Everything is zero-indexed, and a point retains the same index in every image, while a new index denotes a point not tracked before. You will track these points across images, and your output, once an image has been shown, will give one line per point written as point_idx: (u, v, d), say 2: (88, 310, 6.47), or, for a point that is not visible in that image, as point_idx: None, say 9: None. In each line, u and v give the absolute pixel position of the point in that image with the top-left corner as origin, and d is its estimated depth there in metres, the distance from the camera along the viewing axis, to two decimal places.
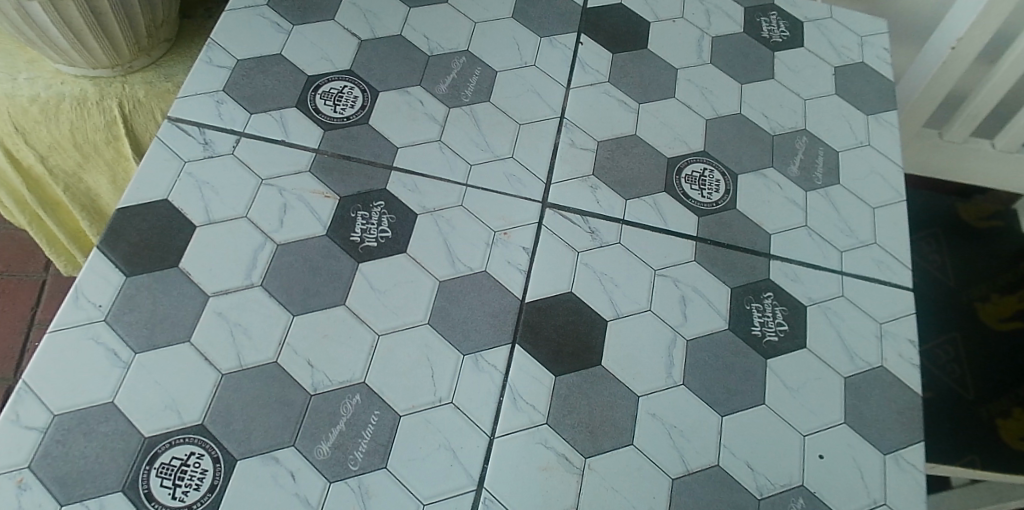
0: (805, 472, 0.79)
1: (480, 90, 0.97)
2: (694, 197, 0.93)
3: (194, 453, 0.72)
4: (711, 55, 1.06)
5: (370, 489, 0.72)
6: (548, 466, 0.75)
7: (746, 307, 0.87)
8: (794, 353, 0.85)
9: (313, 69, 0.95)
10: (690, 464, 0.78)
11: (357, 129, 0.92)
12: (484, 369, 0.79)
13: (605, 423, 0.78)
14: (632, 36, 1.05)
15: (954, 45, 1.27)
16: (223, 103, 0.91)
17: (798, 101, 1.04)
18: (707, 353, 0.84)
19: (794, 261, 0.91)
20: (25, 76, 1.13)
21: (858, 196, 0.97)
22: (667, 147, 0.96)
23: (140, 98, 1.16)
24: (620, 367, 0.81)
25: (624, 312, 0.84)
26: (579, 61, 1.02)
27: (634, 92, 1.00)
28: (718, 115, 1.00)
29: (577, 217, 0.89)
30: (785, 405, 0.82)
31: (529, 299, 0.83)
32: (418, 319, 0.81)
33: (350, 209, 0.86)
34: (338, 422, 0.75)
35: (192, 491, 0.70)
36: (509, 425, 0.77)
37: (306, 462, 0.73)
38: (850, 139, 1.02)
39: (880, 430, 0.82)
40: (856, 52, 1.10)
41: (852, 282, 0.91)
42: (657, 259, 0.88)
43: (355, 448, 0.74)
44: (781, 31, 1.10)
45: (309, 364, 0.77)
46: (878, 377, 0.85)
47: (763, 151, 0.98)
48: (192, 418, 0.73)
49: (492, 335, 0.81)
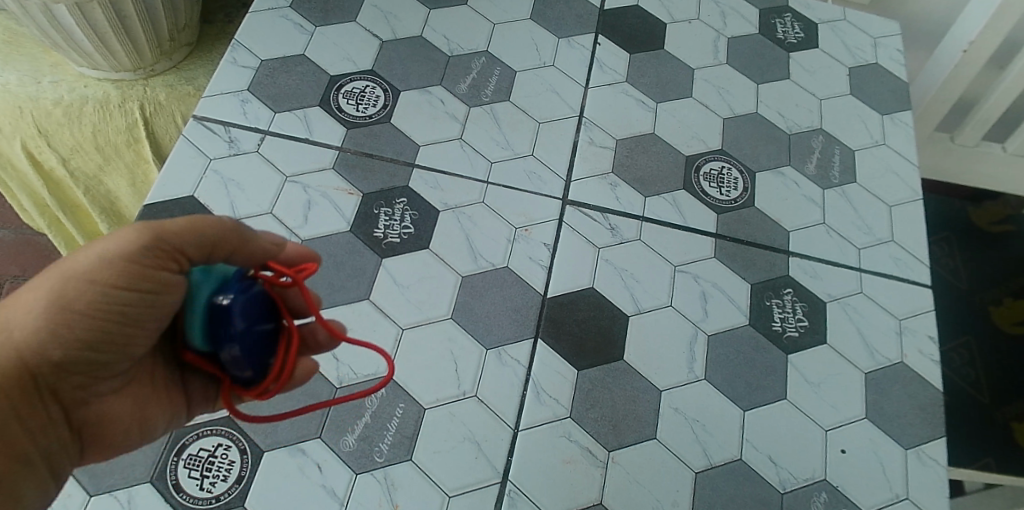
0: (827, 466, 0.79)
1: (499, 89, 0.98)
2: (713, 195, 0.94)
3: (222, 444, 0.73)
4: (727, 55, 1.07)
5: (396, 481, 0.73)
6: (571, 459, 0.76)
7: (767, 303, 0.87)
8: (815, 348, 0.85)
9: (335, 69, 0.97)
10: (713, 458, 0.78)
11: (380, 127, 0.93)
12: (507, 363, 0.80)
13: (628, 416, 0.79)
14: (649, 38, 1.06)
15: (965, 48, 1.28)
16: (247, 102, 0.93)
17: (814, 101, 1.04)
18: (728, 348, 0.84)
19: (814, 257, 0.91)
20: (49, 80, 1.14)
21: (875, 194, 0.98)
22: (685, 146, 0.97)
23: (162, 101, 1.17)
24: (642, 362, 0.82)
25: (645, 307, 0.85)
26: (597, 61, 1.03)
27: (651, 91, 1.01)
28: (735, 114, 1.01)
29: (598, 214, 0.90)
30: (806, 400, 0.82)
31: (551, 295, 0.84)
32: (442, 314, 0.81)
33: (373, 206, 0.87)
34: (363, 414, 0.75)
35: (220, 482, 0.71)
36: (533, 419, 0.77)
37: (332, 454, 0.73)
38: (866, 138, 1.02)
39: (902, 425, 0.82)
40: (870, 53, 1.11)
41: (871, 279, 0.91)
42: (677, 256, 0.89)
43: (381, 440, 0.74)
44: (795, 32, 1.11)
45: (335, 357, 0.78)
46: (899, 373, 0.85)
47: (780, 150, 0.99)
48: (219, 410, 0.74)
49: (515, 329, 0.82)
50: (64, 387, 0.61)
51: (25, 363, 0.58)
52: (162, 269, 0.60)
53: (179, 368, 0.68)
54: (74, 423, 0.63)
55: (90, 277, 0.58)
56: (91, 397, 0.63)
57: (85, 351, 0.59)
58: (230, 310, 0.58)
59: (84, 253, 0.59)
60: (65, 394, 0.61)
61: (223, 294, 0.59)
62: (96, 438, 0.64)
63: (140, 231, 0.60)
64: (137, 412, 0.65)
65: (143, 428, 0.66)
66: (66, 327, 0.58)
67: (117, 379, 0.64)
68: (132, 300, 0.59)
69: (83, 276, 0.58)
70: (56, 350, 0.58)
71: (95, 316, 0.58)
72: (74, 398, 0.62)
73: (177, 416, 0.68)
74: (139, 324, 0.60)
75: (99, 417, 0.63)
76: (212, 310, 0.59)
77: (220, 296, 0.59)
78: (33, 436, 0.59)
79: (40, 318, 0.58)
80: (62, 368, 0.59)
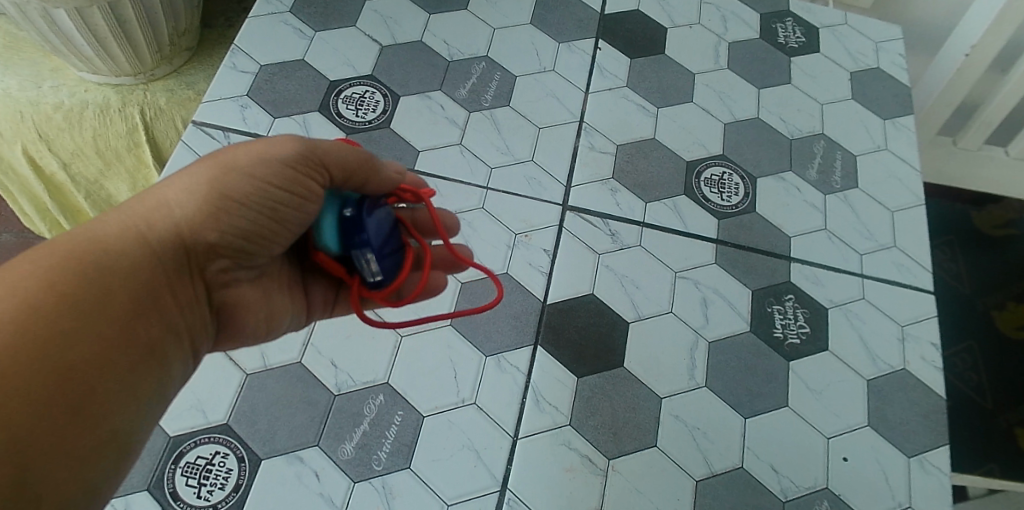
0: (829, 474, 0.79)
1: (499, 94, 0.98)
2: (714, 200, 0.93)
3: (219, 452, 0.72)
4: (728, 60, 1.06)
5: (394, 489, 0.72)
6: (571, 467, 0.75)
7: (768, 309, 0.87)
8: (817, 355, 0.85)
9: (334, 74, 0.96)
10: (714, 466, 0.77)
11: (379, 132, 0.92)
12: (507, 370, 0.79)
13: (629, 424, 0.78)
14: (649, 42, 1.06)
15: (968, 52, 1.27)
16: (247, 107, 0.92)
17: (815, 106, 1.04)
18: (729, 355, 0.83)
19: (815, 263, 0.91)
20: (50, 85, 1.14)
21: (877, 199, 0.97)
22: (686, 151, 0.97)
23: (162, 106, 1.17)
24: (642, 369, 0.81)
25: (645, 313, 0.84)
26: (598, 66, 1.02)
27: (652, 96, 1.01)
28: (736, 119, 1.00)
29: (598, 220, 0.90)
30: (808, 407, 0.82)
31: (551, 301, 0.84)
32: (441, 320, 0.81)
33: None
34: (362, 422, 0.75)
35: (217, 490, 0.71)
36: (533, 426, 0.76)
37: (330, 462, 0.73)
38: (868, 143, 1.02)
39: (905, 432, 0.82)
40: (872, 57, 1.11)
41: (873, 285, 0.90)
42: (678, 262, 0.88)
43: (379, 448, 0.74)
44: (797, 36, 1.11)
45: (333, 364, 0.77)
46: (901, 380, 0.85)
47: (781, 155, 0.98)
48: (217, 418, 0.74)
49: (515, 336, 0.81)
50: (210, 271, 0.65)
51: (183, 242, 0.62)
52: (309, 177, 0.65)
53: (302, 270, 0.75)
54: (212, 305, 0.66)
55: (251, 172, 0.63)
56: (232, 282, 0.67)
57: (238, 239, 0.64)
58: (361, 223, 0.66)
59: (243, 150, 0.63)
60: (208, 275, 0.65)
61: (346, 207, 0.67)
62: (230, 321, 0.69)
63: (298, 141, 0.65)
64: (268, 301, 0.70)
65: (269, 322, 0.71)
66: (226, 212, 0.62)
67: (252, 269, 0.68)
68: (291, 193, 0.64)
69: (246, 170, 0.62)
70: (216, 232, 0.62)
71: (249, 207, 0.62)
72: (216, 281, 0.66)
73: (300, 312, 0.74)
74: (293, 220, 0.65)
75: (234, 304, 0.68)
76: (343, 223, 0.67)
77: (345, 209, 0.67)
78: (185, 310, 0.63)
79: (202, 201, 0.62)
80: (213, 249, 0.63)
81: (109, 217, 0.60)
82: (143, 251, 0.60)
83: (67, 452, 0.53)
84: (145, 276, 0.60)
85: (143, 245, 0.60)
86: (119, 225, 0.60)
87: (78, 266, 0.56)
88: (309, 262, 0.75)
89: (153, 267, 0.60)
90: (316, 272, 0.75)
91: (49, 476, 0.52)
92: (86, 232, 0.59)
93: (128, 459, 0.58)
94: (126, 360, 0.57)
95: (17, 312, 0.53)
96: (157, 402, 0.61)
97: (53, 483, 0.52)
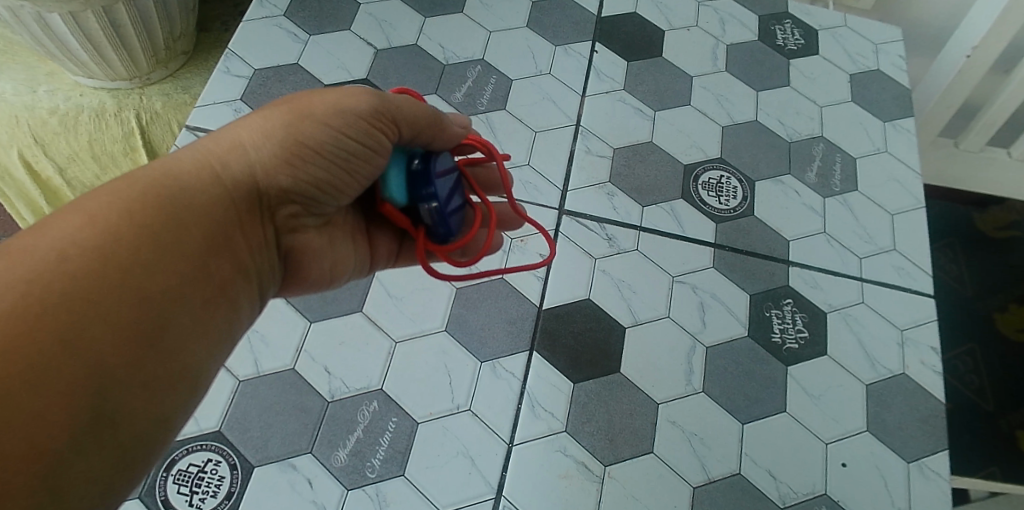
0: (828, 480, 0.78)
1: (495, 98, 0.97)
2: (712, 204, 0.93)
3: (211, 460, 0.72)
4: (726, 62, 1.06)
5: (388, 496, 0.72)
6: (567, 474, 0.74)
7: (767, 313, 0.86)
8: (815, 360, 0.84)
9: (329, 78, 0.96)
10: (712, 472, 0.77)
11: None
12: (502, 376, 0.78)
13: (625, 430, 0.77)
14: (646, 45, 1.05)
15: (969, 53, 1.26)
16: (241, 111, 0.92)
17: (814, 108, 1.03)
18: (726, 360, 0.83)
19: (813, 267, 0.90)
20: (45, 90, 1.13)
21: (876, 202, 0.96)
22: (684, 154, 0.96)
23: (158, 111, 1.17)
24: (639, 374, 0.80)
25: (642, 318, 0.84)
26: (595, 69, 1.02)
27: (649, 99, 1.00)
28: (734, 122, 1.00)
29: (594, 224, 0.89)
30: (807, 413, 0.81)
31: (546, 307, 0.83)
32: (435, 326, 0.81)
33: None
34: (355, 429, 0.74)
35: (209, 498, 0.70)
36: (529, 432, 0.76)
37: (323, 470, 0.72)
38: (867, 146, 1.01)
39: (905, 437, 0.81)
40: (871, 59, 1.10)
41: (873, 289, 0.89)
42: (675, 266, 0.87)
43: (373, 455, 0.73)
44: (795, 38, 1.10)
45: (327, 371, 0.77)
46: (901, 385, 0.84)
47: (779, 158, 0.98)
48: (209, 425, 0.73)
49: (510, 342, 0.80)
50: (280, 216, 0.63)
51: (257, 184, 0.60)
52: (383, 131, 0.63)
53: (367, 224, 0.74)
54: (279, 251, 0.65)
55: (328, 121, 0.61)
56: (300, 229, 0.65)
57: (311, 187, 0.62)
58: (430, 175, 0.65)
59: (322, 97, 0.62)
60: (280, 220, 0.63)
61: (415, 160, 0.66)
62: (294, 267, 0.68)
63: (376, 96, 0.63)
64: (334, 250, 0.69)
65: (334, 272, 0.70)
66: (302, 159, 0.61)
67: (321, 218, 0.67)
68: (364, 144, 0.62)
69: (322, 119, 0.61)
70: (290, 177, 0.61)
71: (325, 156, 0.61)
72: (288, 227, 0.64)
73: (363, 264, 0.73)
74: (366, 172, 0.63)
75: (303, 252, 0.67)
76: (411, 173, 0.66)
77: (413, 162, 0.66)
78: (255, 253, 0.61)
79: (278, 146, 0.60)
80: (287, 196, 0.62)
81: (182, 152, 0.58)
82: (216, 190, 0.58)
83: (143, 383, 0.51)
84: (220, 216, 0.58)
85: (217, 185, 0.58)
86: (194, 161, 0.58)
87: (155, 198, 0.54)
88: (372, 213, 0.74)
89: (226, 206, 0.58)
90: (380, 224, 0.74)
91: (129, 406, 0.50)
92: (160, 168, 0.56)
93: (200, 396, 0.56)
94: (203, 296, 0.56)
95: (96, 239, 0.51)
96: (229, 342, 0.58)
97: (131, 415, 0.50)
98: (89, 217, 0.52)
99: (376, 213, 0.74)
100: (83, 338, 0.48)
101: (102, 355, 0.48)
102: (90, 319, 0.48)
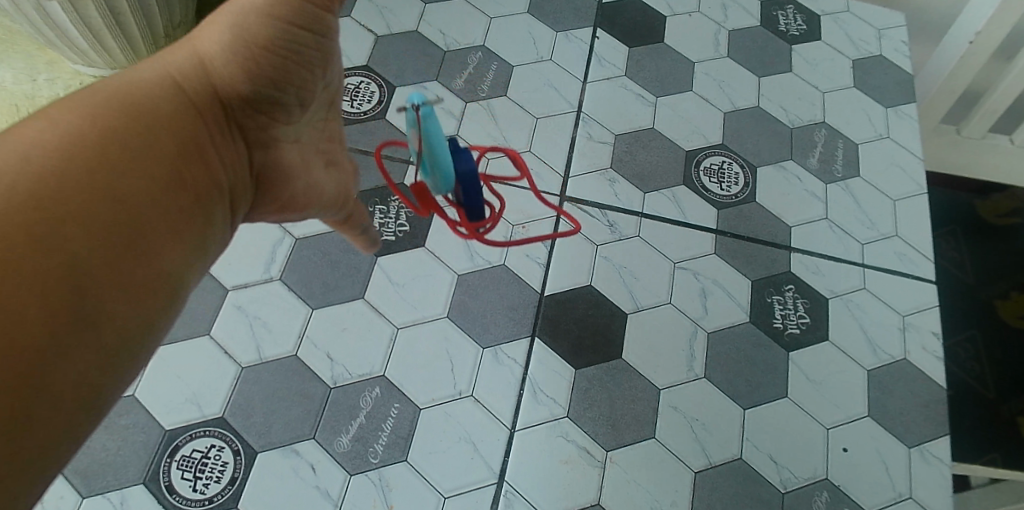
0: (829, 465, 0.78)
1: (496, 84, 0.97)
2: (713, 190, 0.93)
3: (215, 446, 0.72)
4: (728, 48, 1.05)
5: (391, 482, 0.72)
6: (569, 459, 0.75)
7: (768, 299, 0.86)
8: (817, 346, 0.84)
9: None
10: (714, 457, 0.77)
11: (375, 123, 0.92)
12: (504, 362, 0.79)
13: (627, 416, 0.78)
14: (647, 31, 1.05)
15: (972, 39, 1.25)
16: None
17: (816, 94, 1.03)
18: (728, 346, 0.83)
19: (815, 253, 0.90)
20: (44, 77, 1.14)
21: (878, 188, 0.96)
22: (685, 141, 0.96)
23: None
24: (640, 360, 0.80)
25: (643, 304, 0.84)
26: (596, 56, 1.01)
27: (650, 85, 1.00)
28: (736, 108, 0.99)
29: (596, 210, 0.89)
30: (808, 398, 0.81)
31: (548, 293, 0.83)
32: (437, 312, 0.81)
33: (368, 204, 0.86)
34: (358, 414, 0.74)
35: (213, 483, 0.70)
36: (530, 418, 0.76)
37: (326, 455, 0.73)
38: (870, 132, 1.01)
39: (906, 423, 0.81)
40: (874, 45, 1.09)
41: (874, 275, 0.89)
42: (677, 252, 0.87)
43: (375, 441, 0.74)
44: (798, 24, 1.10)
45: (329, 357, 0.77)
46: (903, 370, 0.84)
47: (781, 144, 0.97)
48: (213, 411, 0.73)
49: (512, 328, 0.81)
50: (245, 121, 0.58)
51: (215, 88, 0.55)
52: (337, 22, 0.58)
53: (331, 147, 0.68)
54: (253, 165, 0.60)
55: None
56: (269, 141, 0.60)
57: (271, 88, 0.57)
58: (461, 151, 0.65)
59: None
60: (248, 132, 0.58)
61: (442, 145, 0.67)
62: (269, 187, 0.62)
63: None
64: (307, 167, 0.64)
65: (312, 195, 0.65)
66: (259, 57, 0.56)
67: (293, 125, 0.61)
68: (318, 12, 0.55)
69: (267, 1, 0.54)
70: (249, 76, 0.56)
71: (281, 53, 0.56)
72: (256, 138, 0.59)
73: (339, 186, 0.68)
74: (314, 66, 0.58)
75: (277, 170, 0.62)
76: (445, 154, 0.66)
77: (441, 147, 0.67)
78: (229, 165, 0.56)
79: (231, 42, 0.55)
80: (250, 100, 0.57)
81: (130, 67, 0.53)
82: (176, 94, 0.53)
83: (129, 291, 0.45)
84: (185, 119, 0.52)
85: (175, 88, 0.53)
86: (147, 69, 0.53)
87: (110, 101, 0.49)
88: (336, 135, 0.69)
89: (189, 112, 0.53)
90: (340, 149, 0.69)
91: (115, 317, 0.44)
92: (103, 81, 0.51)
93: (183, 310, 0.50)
94: (179, 194, 0.50)
95: (50, 147, 0.45)
96: (207, 254, 0.53)
97: (117, 325, 0.44)
98: (31, 130, 0.46)
99: (337, 135, 0.69)
100: (57, 248, 0.42)
101: (77, 263, 0.42)
102: (61, 220, 0.42)
